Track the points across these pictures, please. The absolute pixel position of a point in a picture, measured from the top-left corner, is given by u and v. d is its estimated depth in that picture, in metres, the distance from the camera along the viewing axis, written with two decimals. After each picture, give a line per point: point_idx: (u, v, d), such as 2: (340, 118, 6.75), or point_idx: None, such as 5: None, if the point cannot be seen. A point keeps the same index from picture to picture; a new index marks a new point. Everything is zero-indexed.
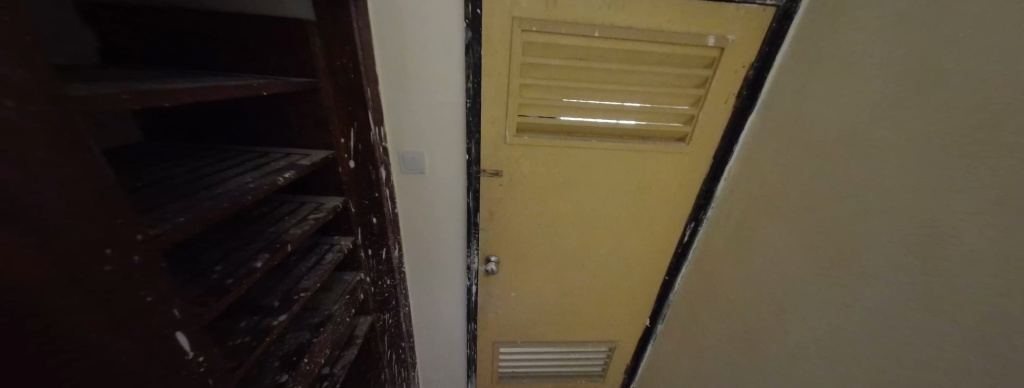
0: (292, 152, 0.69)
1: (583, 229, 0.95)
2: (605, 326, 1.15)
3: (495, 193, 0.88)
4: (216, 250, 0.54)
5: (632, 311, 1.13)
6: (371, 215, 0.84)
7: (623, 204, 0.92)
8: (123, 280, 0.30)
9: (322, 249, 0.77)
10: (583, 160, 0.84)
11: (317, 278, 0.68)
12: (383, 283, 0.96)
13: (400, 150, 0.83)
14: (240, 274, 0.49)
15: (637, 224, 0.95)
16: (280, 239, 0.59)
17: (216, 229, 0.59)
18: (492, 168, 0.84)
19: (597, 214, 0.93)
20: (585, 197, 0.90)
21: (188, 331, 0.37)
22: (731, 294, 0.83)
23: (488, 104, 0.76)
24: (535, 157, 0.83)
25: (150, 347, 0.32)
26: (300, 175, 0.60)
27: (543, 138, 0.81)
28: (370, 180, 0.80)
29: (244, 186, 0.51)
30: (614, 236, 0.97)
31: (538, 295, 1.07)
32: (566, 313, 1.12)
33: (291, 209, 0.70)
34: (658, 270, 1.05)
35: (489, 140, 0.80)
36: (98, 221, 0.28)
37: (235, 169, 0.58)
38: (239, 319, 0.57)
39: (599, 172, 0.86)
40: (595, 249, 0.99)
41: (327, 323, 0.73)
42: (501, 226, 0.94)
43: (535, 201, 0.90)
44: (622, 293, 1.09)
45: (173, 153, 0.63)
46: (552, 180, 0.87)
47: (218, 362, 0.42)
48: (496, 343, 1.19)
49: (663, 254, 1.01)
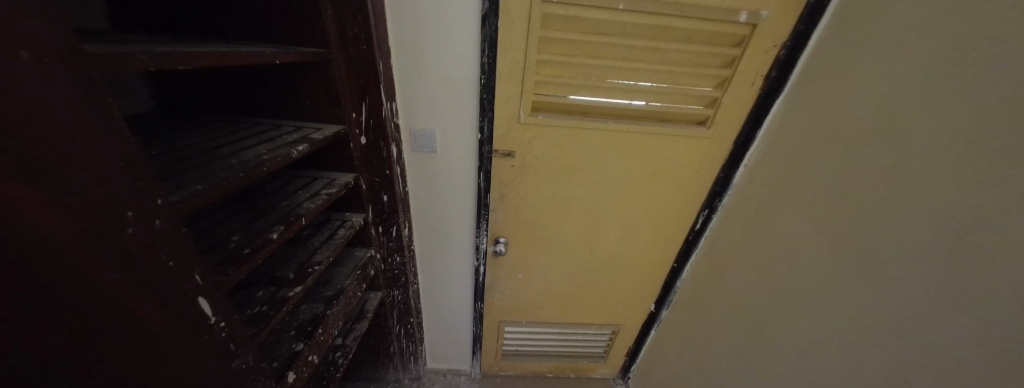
0: (303, 126, 0.69)
1: (592, 214, 0.95)
2: (610, 310, 1.17)
3: (506, 175, 0.87)
4: (233, 220, 0.54)
5: (638, 297, 1.14)
6: (382, 193, 0.84)
7: (635, 189, 0.90)
8: (148, 244, 0.30)
9: (334, 225, 0.78)
10: (597, 142, 0.82)
11: (330, 252, 0.69)
12: (393, 261, 0.98)
13: (410, 128, 0.81)
14: (258, 244, 0.50)
15: (649, 211, 0.94)
16: (295, 212, 0.59)
17: (228, 201, 0.59)
18: (504, 149, 0.82)
19: (608, 199, 0.92)
20: (595, 181, 0.89)
21: (211, 296, 0.37)
22: (740, 282, 0.82)
23: (502, 81, 0.73)
24: (548, 139, 0.81)
25: (175, 311, 0.33)
26: (313, 149, 0.59)
27: (557, 118, 0.78)
28: (382, 157, 0.79)
29: (259, 157, 0.51)
30: (624, 221, 0.97)
31: (544, 278, 1.08)
32: (573, 296, 1.13)
33: (303, 184, 0.70)
34: (667, 256, 1.04)
35: (503, 119, 0.78)
36: (120, 182, 0.27)
37: (248, 141, 0.58)
38: (255, 289, 0.58)
39: (612, 156, 0.84)
40: (603, 233, 0.99)
41: (340, 296, 0.75)
42: (511, 208, 0.93)
43: (546, 183, 0.88)
44: (628, 279, 1.09)
45: (187, 122, 0.63)
46: (564, 162, 0.85)
47: (241, 329, 0.43)
48: (501, 323, 1.21)
49: (671, 241, 1.01)
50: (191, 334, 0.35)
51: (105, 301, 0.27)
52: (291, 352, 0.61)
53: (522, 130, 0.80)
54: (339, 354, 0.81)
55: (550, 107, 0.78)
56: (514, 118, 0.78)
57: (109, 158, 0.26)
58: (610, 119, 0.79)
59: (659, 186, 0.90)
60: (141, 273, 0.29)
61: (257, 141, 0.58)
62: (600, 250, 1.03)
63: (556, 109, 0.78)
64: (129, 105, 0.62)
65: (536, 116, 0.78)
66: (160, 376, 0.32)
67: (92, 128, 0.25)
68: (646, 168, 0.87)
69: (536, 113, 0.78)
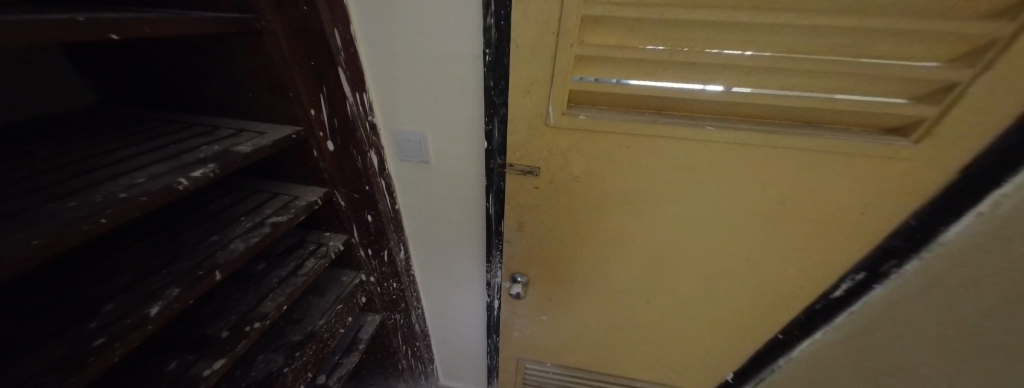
0: (245, 128, 0.50)
1: (652, 255, 0.65)
2: (662, 369, 0.89)
3: (527, 199, 0.60)
4: (125, 273, 0.39)
5: (709, 361, 0.83)
6: (365, 211, 0.65)
7: (728, 228, 0.58)
8: None
9: (305, 251, 0.62)
10: (675, 157, 0.51)
11: (284, 298, 0.53)
12: (389, 286, 0.82)
13: (394, 129, 0.58)
14: (121, 329, 0.33)
15: (747, 259, 0.62)
16: (213, 259, 0.42)
17: (137, 236, 0.44)
18: (527, 164, 0.55)
19: (681, 238, 0.61)
20: (662, 213, 0.58)
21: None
22: (813, 379, 0.51)
23: (522, 57, 0.44)
24: (593, 150, 0.52)
25: None
26: (225, 172, 0.40)
27: (611, 120, 0.48)
28: (358, 169, 0.58)
29: (115, 193, 0.32)
30: (700, 268, 0.65)
31: (576, 322, 0.83)
32: (614, 346, 0.87)
33: (254, 206, 0.53)
34: (766, 321, 0.71)
35: (523, 120, 0.50)
36: None
37: (146, 156, 0.40)
38: (170, 357, 0.43)
39: (698, 179, 0.52)
40: (666, 281, 0.69)
41: (307, 343, 0.60)
42: (534, 240, 0.67)
43: (585, 211, 0.60)
44: (694, 337, 0.79)
45: (105, 124, 0.47)
46: (616, 185, 0.55)
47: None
48: (519, 360, 1.01)
49: (773, 302, 0.67)
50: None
51: None
52: None
53: (553, 137, 0.51)
54: None
55: (600, 99, 0.48)
56: (540, 119, 0.49)
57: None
58: (703, 120, 0.47)
59: (773, 228, 0.56)
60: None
61: (156, 155, 0.40)
62: (659, 301, 0.73)
63: (609, 104, 0.49)
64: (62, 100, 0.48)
65: (576, 116, 0.48)
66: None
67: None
68: (754, 201, 0.53)
69: (576, 112, 0.48)
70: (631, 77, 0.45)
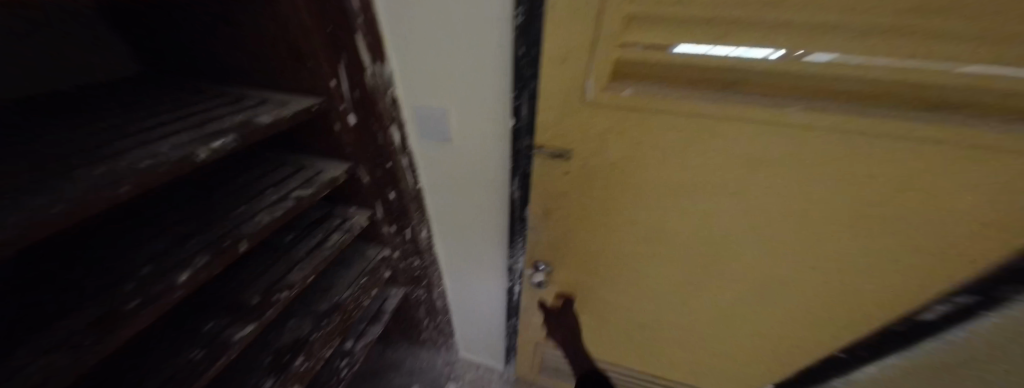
0: (269, 98, 0.48)
1: (693, 253, 0.58)
2: (689, 366, 0.85)
3: (556, 184, 0.55)
4: (161, 238, 0.40)
5: (742, 365, 0.77)
6: (388, 189, 0.64)
7: (792, 230, 0.49)
8: None
9: (331, 225, 0.63)
10: (737, 144, 0.42)
11: (310, 269, 0.54)
12: (412, 262, 0.82)
13: (416, 103, 0.54)
14: (153, 294, 0.34)
15: (812, 268, 0.53)
16: (240, 230, 0.43)
17: (176, 203, 0.46)
18: (557, 146, 0.49)
19: (730, 237, 0.53)
20: (711, 209, 0.50)
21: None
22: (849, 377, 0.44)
23: (559, 19, 0.37)
24: (636, 133, 0.45)
25: None
26: (244, 144, 0.39)
27: (662, 96, 0.40)
28: (379, 145, 0.56)
29: (137, 162, 0.32)
30: (748, 272, 0.58)
31: (599, 313, 0.80)
32: (638, 340, 0.83)
33: (282, 178, 0.53)
34: (822, 336, 0.62)
35: (555, 96, 0.43)
36: None
37: (172, 125, 0.40)
38: (207, 318, 0.46)
39: (763, 171, 0.44)
40: (705, 281, 0.62)
41: (334, 313, 0.62)
42: (560, 228, 0.63)
43: (619, 202, 0.54)
44: (729, 341, 0.73)
45: (143, 92, 0.48)
46: (660, 174, 0.48)
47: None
48: (537, 344, 1.02)
49: (837, 317, 0.58)
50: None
51: None
52: None
53: (589, 116, 0.44)
54: (345, 363, 0.73)
55: (651, 71, 0.40)
56: (576, 95, 0.42)
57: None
58: (783, 99, 0.38)
59: (853, 234, 0.46)
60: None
61: (183, 124, 0.40)
62: (695, 301, 0.67)
63: (661, 76, 0.40)
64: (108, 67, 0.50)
65: (618, 91, 0.41)
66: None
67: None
68: (833, 200, 0.44)
69: (619, 86, 0.41)
70: (681, 44, 0.36)
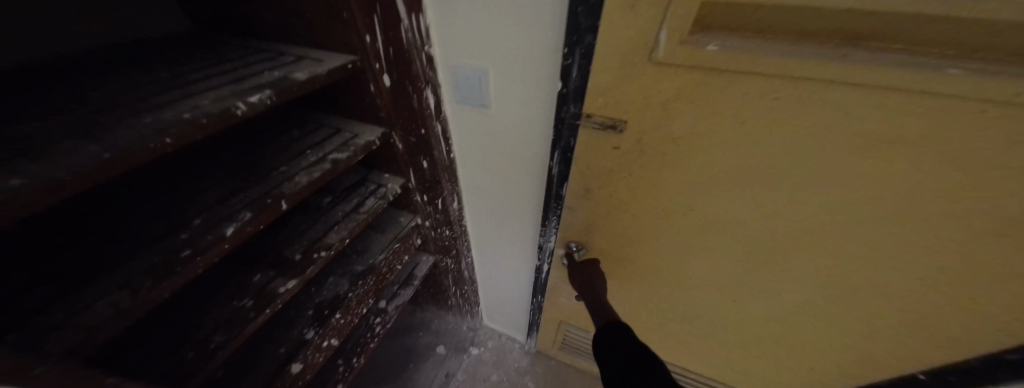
0: (306, 56, 0.47)
1: (754, 246, 0.51)
2: (723, 357, 0.81)
3: (602, 161, 0.49)
4: (211, 192, 0.42)
5: (788, 365, 0.72)
6: (421, 157, 0.61)
7: (900, 234, 0.40)
8: None
9: (366, 190, 0.63)
10: (853, 121, 0.33)
11: (346, 232, 0.55)
12: (442, 232, 0.82)
13: (453, 64, 0.50)
14: (203, 245, 0.35)
15: (909, 278, 0.44)
16: (279, 189, 0.43)
17: (224, 160, 0.47)
18: (609, 115, 0.43)
19: (808, 233, 0.45)
20: (791, 198, 0.42)
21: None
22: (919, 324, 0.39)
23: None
24: (712, 102, 0.37)
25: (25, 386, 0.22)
26: (280, 101, 0.37)
27: (762, 54, 0.31)
28: (413, 109, 0.53)
29: (179, 114, 0.32)
30: (821, 274, 0.50)
31: (632, 297, 0.77)
32: (671, 327, 0.79)
33: (319, 140, 0.53)
34: (900, 352, 0.54)
35: (615, 55, 0.36)
36: None
37: (213, 81, 0.39)
38: (255, 270, 0.49)
39: (880, 159, 0.34)
40: (762, 278, 0.55)
41: (368, 275, 0.64)
42: (601, 208, 0.58)
43: (675, 182, 0.48)
44: (778, 340, 0.67)
45: (192, 48, 0.48)
46: (734, 154, 0.40)
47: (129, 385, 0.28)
48: (562, 324, 1.02)
49: (929, 333, 0.49)
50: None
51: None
52: (299, 340, 0.54)
53: (655, 81, 0.37)
54: (378, 321, 0.78)
55: (748, 19, 0.31)
56: (642, 52, 0.35)
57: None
58: (952, 60, 0.27)
59: (992, 244, 0.36)
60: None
61: (224, 79, 0.40)
62: (744, 296, 0.61)
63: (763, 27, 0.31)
64: (161, 23, 0.50)
65: (702, 47, 0.32)
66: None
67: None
68: (980, 202, 0.33)
69: (701, 40, 0.32)
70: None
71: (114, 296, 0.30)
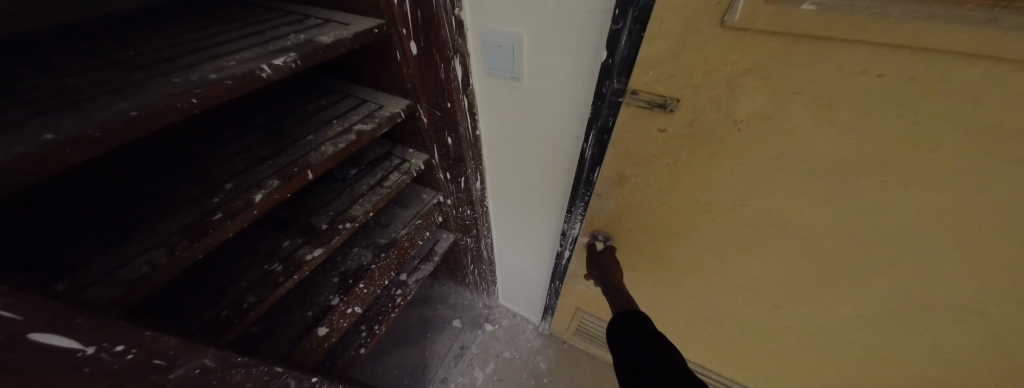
0: (331, 19, 0.45)
1: (804, 245, 0.46)
2: (749, 353, 0.78)
3: (643, 143, 0.45)
4: (241, 158, 0.42)
5: (823, 364, 0.68)
6: (446, 133, 0.59)
7: (997, 239, 0.34)
8: None
9: (391, 164, 0.62)
10: (983, 107, 0.26)
11: (370, 205, 0.55)
12: (463, 211, 0.81)
13: (484, 30, 0.46)
14: (233, 209, 0.36)
15: (994, 284, 0.39)
16: (307, 157, 0.43)
17: (254, 126, 0.47)
18: (659, 92, 0.38)
19: (877, 235, 0.40)
20: (867, 196, 0.37)
21: (66, 330, 0.23)
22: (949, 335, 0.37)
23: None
24: (791, 78, 0.31)
25: (88, 334, 0.24)
26: (306, 65, 0.36)
27: (877, 15, 0.24)
28: (440, 81, 0.50)
29: (206, 75, 0.31)
30: (883, 278, 0.45)
31: (655, 290, 0.74)
32: (695, 321, 0.76)
33: (344, 110, 0.52)
34: (962, 352, 0.50)
35: (677, 18, 0.31)
36: None
37: (242, 42, 0.38)
38: (284, 236, 0.50)
39: (1004, 154, 0.28)
40: (807, 277, 0.51)
41: (391, 247, 0.65)
42: (633, 197, 0.54)
43: (723, 173, 0.43)
44: (815, 340, 0.63)
45: (220, 10, 0.47)
46: (804, 143, 0.35)
47: (169, 337, 0.30)
48: (578, 311, 1.02)
49: (1002, 339, 0.44)
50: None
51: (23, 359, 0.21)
52: (325, 306, 0.56)
53: (723, 51, 0.31)
54: (400, 292, 0.80)
55: None
56: (712, 14, 0.29)
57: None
58: None
59: None
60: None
61: (250, 41, 0.38)
62: (783, 295, 0.57)
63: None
64: None
65: (794, 7, 0.26)
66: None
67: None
68: None
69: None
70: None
71: (151, 254, 0.31)
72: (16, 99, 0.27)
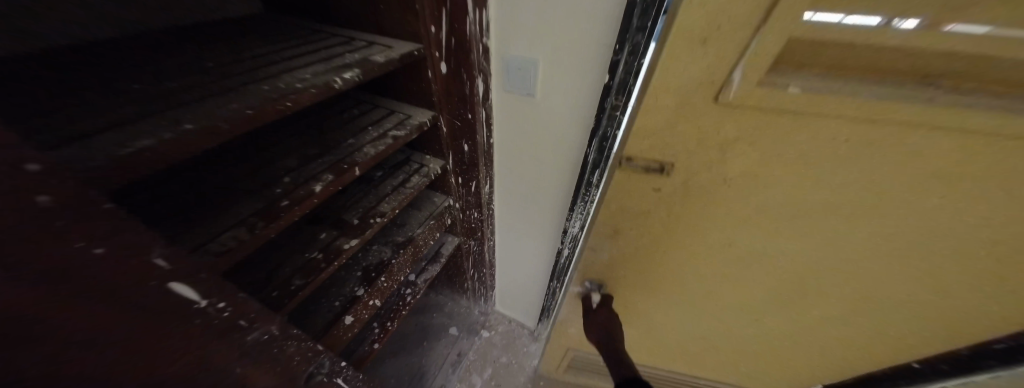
0: (375, 42, 0.53)
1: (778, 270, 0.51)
2: (731, 363, 0.82)
3: (633, 200, 0.49)
4: (294, 156, 0.48)
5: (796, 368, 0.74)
6: (463, 140, 0.67)
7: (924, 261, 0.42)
8: (130, 261, 0.23)
9: (411, 169, 0.69)
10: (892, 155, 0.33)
11: (397, 203, 0.61)
12: (471, 214, 0.87)
13: (505, 54, 0.55)
14: (297, 197, 0.42)
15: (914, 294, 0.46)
16: (353, 157, 0.49)
17: (299, 130, 0.53)
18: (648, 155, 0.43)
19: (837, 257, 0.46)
20: (830, 235, 0.43)
21: (193, 283, 0.29)
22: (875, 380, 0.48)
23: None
24: (773, 141, 0.35)
25: (207, 289, 0.30)
26: (366, 79, 0.44)
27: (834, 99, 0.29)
28: (465, 95, 0.58)
29: (291, 85, 0.38)
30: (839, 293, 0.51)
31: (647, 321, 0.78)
32: (682, 341, 0.80)
33: (376, 119, 0.59)
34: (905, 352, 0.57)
35: (675, 96, 0.34)
36: (59, 238, 0.19)
37: (306, 59, 0.45)
38: (320, 229, 0.55)
39: (918, 200, 0.36)
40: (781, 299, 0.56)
41: (408, 245, 0.70)
42: (628, 245, 0.59)
43: (711, 222, 0.48)
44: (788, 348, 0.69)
45: (271, 30, 0.55)
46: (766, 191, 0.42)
47: (253, 302, 0.35)
48: (570, 351, 1.07)
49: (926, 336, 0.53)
50: (197, 340, 0.29)
51: (163, 306, 0.26)
52: (350, 296, 0.60)
53: (717, 117, 0.35)
54: (410, 291, 0.85)
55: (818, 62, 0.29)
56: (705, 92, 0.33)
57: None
58: None
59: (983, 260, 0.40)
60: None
61: (314, 59, 0.45)
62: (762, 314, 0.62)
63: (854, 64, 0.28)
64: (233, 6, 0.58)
65: (779, 87, 0.30)
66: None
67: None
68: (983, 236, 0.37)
69: (781, 80, 0.30)
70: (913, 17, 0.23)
71: (235, 231, 0.36)
72: (133, 97, 0.33)
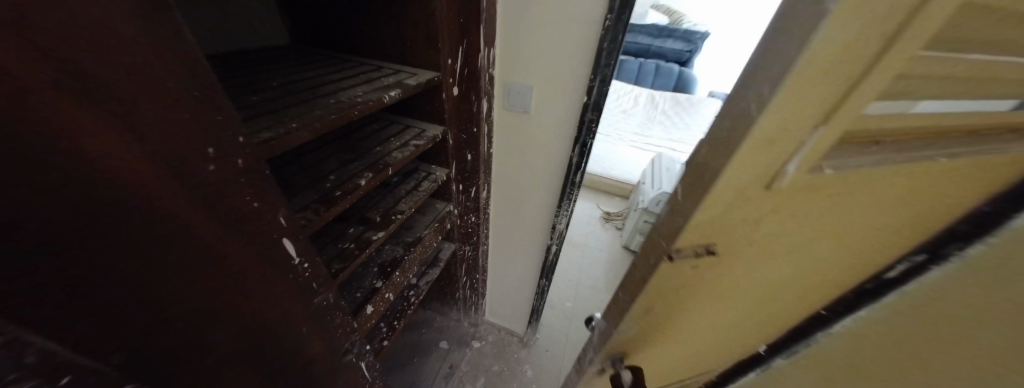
0: (401, 70, 0.65)
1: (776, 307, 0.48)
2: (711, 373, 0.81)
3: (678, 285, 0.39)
4: (334, 160, 0.57)
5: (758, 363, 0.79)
6: (466, 151, 0.79)
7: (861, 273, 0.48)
8: (267, 216, 0.32)
9: (420, 176, 0.79)
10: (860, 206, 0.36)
11: (411, 204, 0.70)
12: (468, 219, 0.97)
13: (506, 81, 0.71)
14: (346, 189, 0.51)
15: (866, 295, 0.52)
16: (384, 160, 0.59)
17: (332, 140, 0.63)
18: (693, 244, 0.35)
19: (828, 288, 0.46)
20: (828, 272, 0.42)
21: (295, 242, 0.37)
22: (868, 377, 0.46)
23: (815, 48, 0.20)
24: (808, 210, 0.33)
25: (301, 249, 0.38)
26: (404, 96, 0.55)
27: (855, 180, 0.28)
28: (472, 112, 0.72)
29: (352, 99, 0.49)
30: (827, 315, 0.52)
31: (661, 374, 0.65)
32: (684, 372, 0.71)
33: (396, 132, 0.70)
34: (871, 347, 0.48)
35: (731, 188, 0.28)
36: (240, 192, 0.29)
37: (350, 81, 0.56)
38: (347, 225, 0.62)
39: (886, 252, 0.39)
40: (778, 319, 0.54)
41: (417, 244, 0.78)
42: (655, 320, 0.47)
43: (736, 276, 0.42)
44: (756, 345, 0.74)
45: (308, 58, 0.65)
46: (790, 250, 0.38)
47: (322, 269, 0.43)
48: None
49: None
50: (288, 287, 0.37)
51: (275, 256, 0.34)
52: (371, 288, 0.67)
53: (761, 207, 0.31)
54: (412, 293, 0.91)
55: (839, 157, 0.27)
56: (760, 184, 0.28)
57: (76, 153, 0.18)
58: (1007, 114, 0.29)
59: None
60: (115, 267, 0.21)
61: (357, 81, 0.56)
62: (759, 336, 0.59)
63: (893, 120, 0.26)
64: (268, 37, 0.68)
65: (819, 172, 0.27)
66: (237, 339, 0.32)
67: (85, 85, 0.17)
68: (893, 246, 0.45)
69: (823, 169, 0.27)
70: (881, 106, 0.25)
71: (304, 213, 0.45)
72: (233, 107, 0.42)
